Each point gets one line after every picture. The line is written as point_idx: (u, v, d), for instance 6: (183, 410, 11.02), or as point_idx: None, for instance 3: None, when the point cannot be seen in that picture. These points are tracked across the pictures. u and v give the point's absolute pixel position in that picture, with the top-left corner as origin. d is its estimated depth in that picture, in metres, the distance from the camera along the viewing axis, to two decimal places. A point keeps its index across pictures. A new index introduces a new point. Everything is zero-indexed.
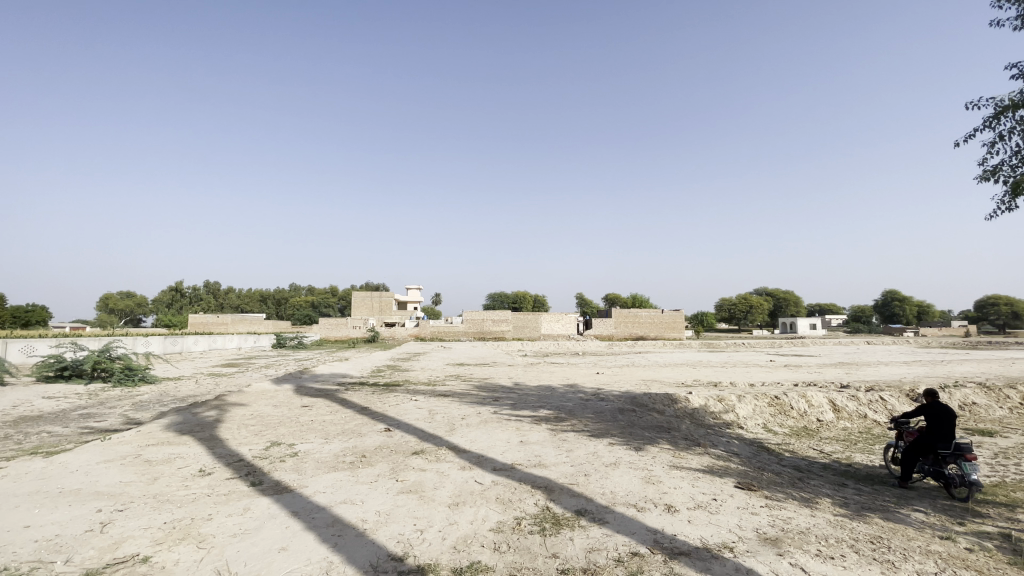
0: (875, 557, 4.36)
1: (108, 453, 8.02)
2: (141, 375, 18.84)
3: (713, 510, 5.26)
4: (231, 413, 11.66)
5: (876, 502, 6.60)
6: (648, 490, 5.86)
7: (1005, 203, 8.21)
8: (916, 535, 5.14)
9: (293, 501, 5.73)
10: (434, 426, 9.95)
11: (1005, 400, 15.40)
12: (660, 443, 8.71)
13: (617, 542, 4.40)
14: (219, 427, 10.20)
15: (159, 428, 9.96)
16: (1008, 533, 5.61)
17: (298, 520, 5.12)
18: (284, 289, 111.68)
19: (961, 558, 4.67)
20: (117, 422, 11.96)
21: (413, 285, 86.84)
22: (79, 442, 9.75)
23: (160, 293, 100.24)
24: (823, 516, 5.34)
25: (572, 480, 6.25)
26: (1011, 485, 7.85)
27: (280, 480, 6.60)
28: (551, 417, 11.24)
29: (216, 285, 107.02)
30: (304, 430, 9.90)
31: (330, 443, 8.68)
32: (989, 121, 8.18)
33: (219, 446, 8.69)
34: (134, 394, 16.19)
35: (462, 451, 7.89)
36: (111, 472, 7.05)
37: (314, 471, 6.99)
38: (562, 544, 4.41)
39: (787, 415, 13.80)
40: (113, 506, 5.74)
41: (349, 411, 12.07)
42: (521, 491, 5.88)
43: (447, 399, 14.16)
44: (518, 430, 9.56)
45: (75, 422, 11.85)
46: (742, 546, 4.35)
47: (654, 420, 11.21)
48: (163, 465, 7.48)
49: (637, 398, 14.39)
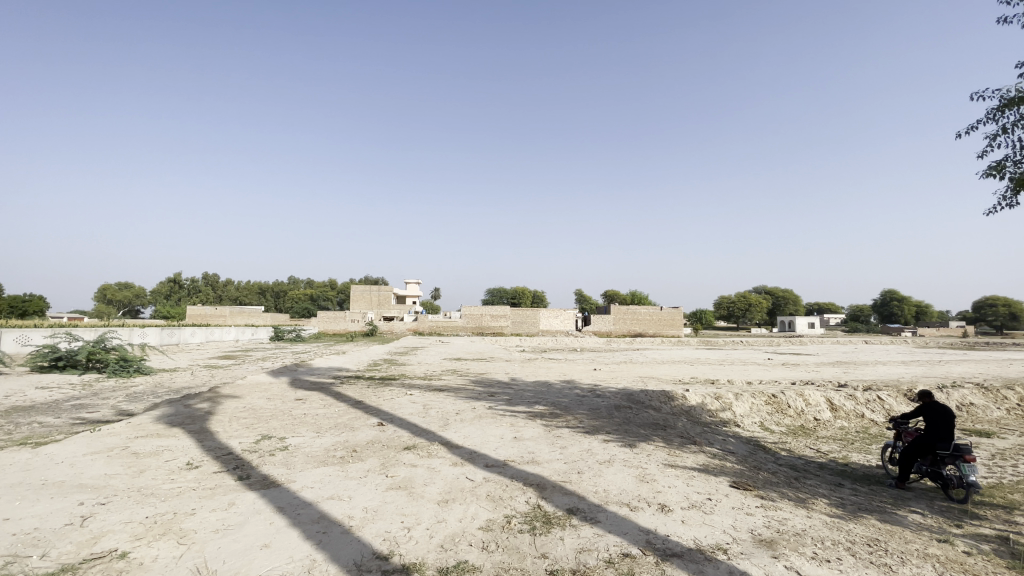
0: (873, 561, 4.25)
1: (95, 445, 7.90)
2: (136, 367, 18.67)
3: (707, 510, 5.16)
4: (224, 406, 11.54)
5: (872, 502, 6.51)
6: (641, 489, 5.76)
7: (1008, 199, 8.13)
8: (914, 538, 5.01)
9: (279, 496, 5.62)
10: (428, 422, 9.84)
11: (1002, 401, 15.32)
12: (655, 440, 8.61)
13: (608, 542, 4.30)
14: (211, 419, 10.08)
15: (149, 420, 9.83)
16: (1006, 537, 5.52)
17: (283, 516, 5.00)
18: (283, 282, 111.50)
19: (959, 562, 4.57)
20: (109, 414, 11.84)
21: (413, 279, 86.63)
22: (70, 433, 9.64)
23: (157, 284, 99.70)
24: (819, 518, 5.22)
25: (565, 478, 6.14)
26: (1009, 487, 7.75)
27: (267, 475, 6.49)
28: (546, 413, 11.14)
29: (215, 277, 106.64)
30: (296, 424, 9.77)
31: (321, 437, 8.57)
32: (994, 114, 8.08)
33: (208, 439, 8.57)
34: (128, 386, 16.06)
35: (455, 447, 7.78)
36: (97, 464, 6.94)
37: (303, 466, 6.88)
38: (552, 544, 4.30)
39: (784, 414, 13.72)
40: (95, 499, 5.62)
41: (342, 405, 11.97)
42: (513, 488, 5.77)
43: (442, 393, 14.07)
44: (512, 426, 9.46)
45: (66, 413, 11.71)
46: (736, 548, 4.24)
47: (650, 417, 11.11)
48: (150, 458, 7.35)
49: (634, 394, 14.29)
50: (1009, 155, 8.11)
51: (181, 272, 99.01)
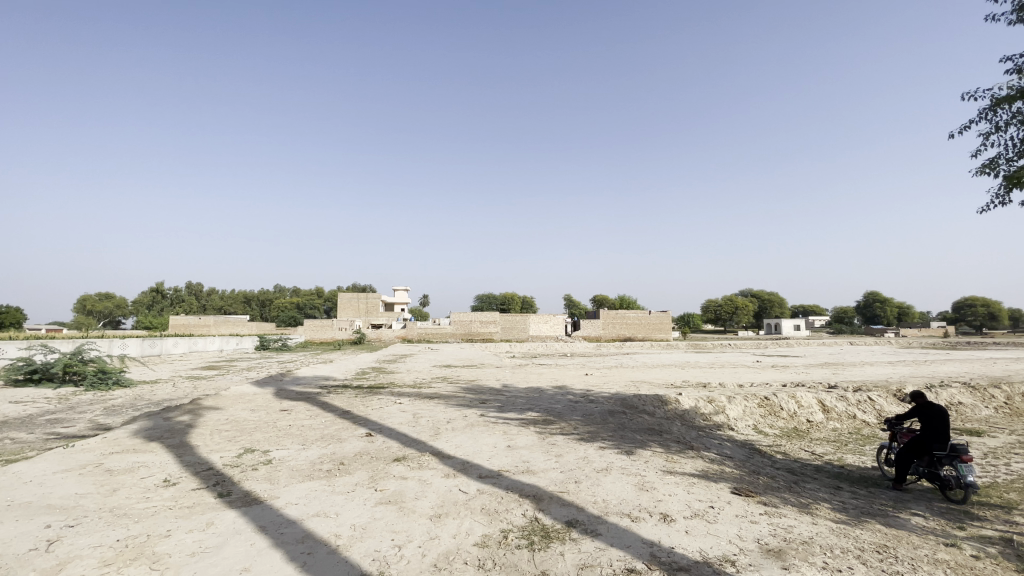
0: (884, 568, 4.09)
1: (68, 462, 7.47)
2: (115, 379, 17.99)
3: (710, 518, 4.98)
4: (205, 418, 11.09)
5: (874, 506, 6.39)
6: (641, 498, 5.56)
7: (1001, 197, 8.20)
8: (922, 543, 4.89)
9: (261, 514, 5.31)
10: (419, 431, 9.56)
11: (990, 399, 15.45)
12: (651, 446, 8.44)
13: (611, 557, 4.09)
14: (191, 433, 9.65)
15: (127, 434, 9.38)
16: (1010, 538, 5.42)
17: (264, 536, 4.70)
18: (268, 290, 109.95)
19: (968, 567, 4.43)
20: (85, 428, 11.32)
21: (401, 286, 86.03)
22: (43, 449, 9.17)
23: (140, 293, 97.49)
24: (825, 524, 5.07)
25: (562, 488, 5.91)
26: (1005, 486, 7.71)
27: (249, 491, 6.15)
28: (539, 420, 10.92)
29: (199, 287, 104.70)
30: (280, 436, 9.39)
31: (307, 449, 8.23)
32: (986, 114, 8.10)
33: (188, 453, 8.17)
34: (106, 399, 15.45)
35: (446, 457, 7.51)
36: (68, 483, 6.53)
37: (288, 480, 6.56)
38: (552, 560, 4.08)
39: (777, 416, 13.68)
40: (64, 521, 5.26)
41: (330, 416, 11.60)
42: (508, 500, 5.53)
43: (432, 402, 13.78)
44: (505, 434, 9.20)
45: (40, 428, 11.17)
46: (744, 560, 4.06)
47: (645, 422, 10.96)
48: (125, 475, 6.96)
49: (627, 399, 14.12)
50: (1001, 154, 8.18)
51: (164, 281, 97.14)
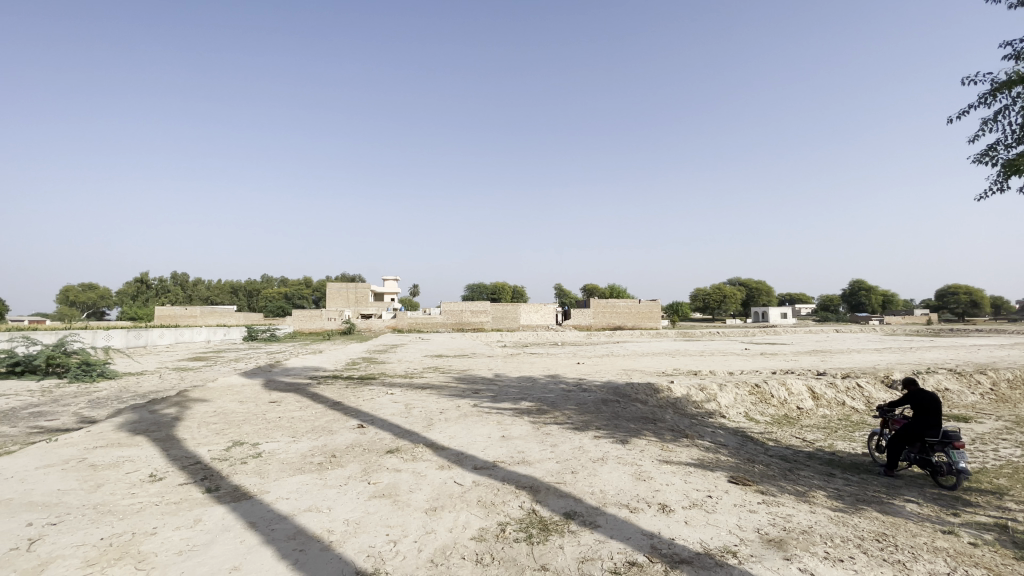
0: (885, 558, 4.07)
1: (50, 457, 7.23)
2: (100, 371, 17.57)
3: (709, 508, 4.93)
4: (193, 411, 10.86)
5: (867, 492, 6.44)
6: (639, 488, 5.50)
7: (997, 184, 8.15)
8: (919, 531, 4.90)
9: (252, 510, 5.16)
10: (411, 422, 9.44)
11: (975, 385, 15.72)
12: (646, 435, 8.40)
13: (611, 550, 4.02)
14: (178, 426, 9.41)
15: (111, 428, 9.12)
16: (1003, 524, 5.47)
17: (255, 533, 4.56)
18: (255, 281, 108.39)
19: (968, 555, 4.43)
20: (69, 421, 11.02)
21: (391, 276, 85.41)
22: (24, 443, 8.88)
23: (123, 283, 95.33)
24: (823, 513, 5.05)
25: (559, 479, 5.83)
26: (994, 472, 7.82)
27: (239, 485, 5.99)
28: (533, 409, 10.86)
29: (185, 278, 102.89)
30: (270, 428, 9.22)
31: (297, 441, 8.07)
32: (987, 98, 8.00)
33: (175, 447, 7.97)
34: (91, 391, 15.08)
35: (441, 448, 7.40)
36: (50, 479, 6.31)
37: (279, 474, 6.40)
38: (551, 553, 3.99)
39: (767, 403, 13.78)
40: (45, 518, 5.06)
41: (320, 407, 11.43)
42: (504, 492, 5.45)
43: (424, 392, 13.68)
44: (499, 425, 9.11)
45: (22, 421, 10.85)
46: (745, 550, 4.02)
47: (638, 411, 10.97)
48: (110, 470, 6.76)
49: (620, 388, 14.10)
50: (999, 141, 8.14)
51: (149, 273, 94.99)
